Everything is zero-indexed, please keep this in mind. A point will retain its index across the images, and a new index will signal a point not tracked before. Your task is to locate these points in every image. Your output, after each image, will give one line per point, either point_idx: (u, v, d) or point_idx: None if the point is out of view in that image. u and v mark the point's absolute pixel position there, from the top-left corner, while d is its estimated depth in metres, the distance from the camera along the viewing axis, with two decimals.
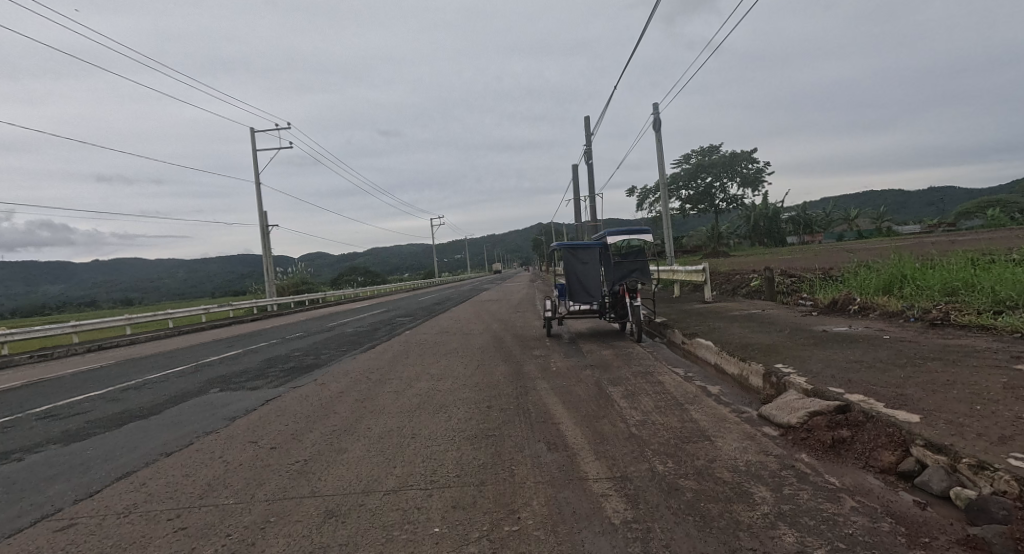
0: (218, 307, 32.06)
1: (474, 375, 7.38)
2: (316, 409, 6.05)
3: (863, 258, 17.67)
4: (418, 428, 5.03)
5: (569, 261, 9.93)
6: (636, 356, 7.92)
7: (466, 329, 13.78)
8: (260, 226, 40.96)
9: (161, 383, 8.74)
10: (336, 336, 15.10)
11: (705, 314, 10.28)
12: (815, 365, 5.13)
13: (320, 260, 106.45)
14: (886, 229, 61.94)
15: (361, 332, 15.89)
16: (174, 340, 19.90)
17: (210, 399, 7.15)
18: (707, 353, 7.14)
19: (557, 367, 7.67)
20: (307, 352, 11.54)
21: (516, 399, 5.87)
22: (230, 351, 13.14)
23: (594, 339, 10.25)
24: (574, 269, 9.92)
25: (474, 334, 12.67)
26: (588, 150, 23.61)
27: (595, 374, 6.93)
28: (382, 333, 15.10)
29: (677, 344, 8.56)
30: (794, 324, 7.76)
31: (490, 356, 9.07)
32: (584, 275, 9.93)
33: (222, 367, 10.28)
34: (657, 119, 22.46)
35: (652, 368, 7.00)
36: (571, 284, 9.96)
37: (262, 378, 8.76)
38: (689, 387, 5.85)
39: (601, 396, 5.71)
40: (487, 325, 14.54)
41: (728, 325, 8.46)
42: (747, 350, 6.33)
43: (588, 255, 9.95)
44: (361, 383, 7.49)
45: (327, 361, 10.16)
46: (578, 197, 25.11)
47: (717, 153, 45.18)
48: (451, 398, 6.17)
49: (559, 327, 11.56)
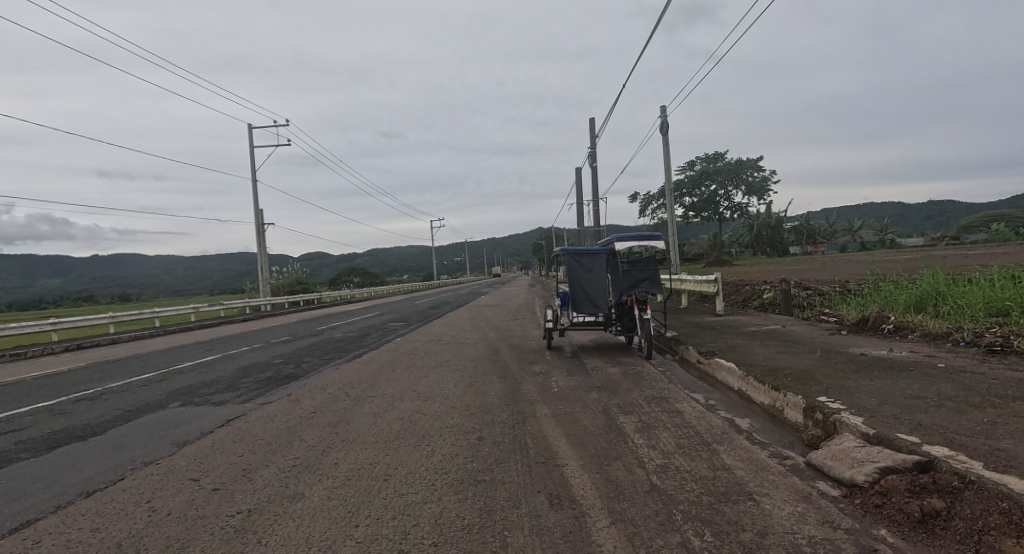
0: (209, 306, 31.17)
1: (465, 396, 6.55)
2: (280, 436, 5.22)
3: (879, 271, 16.88)
4: (395, 466, 4.19)
5: (573, 268, 9.11)
6: (646, 376, 7.10)
7: (461, 338, 12.96)
8: (255, 224, 40.12)
9: (120, 394, 7.91)
10: (323, 342, 14.25)
11: (719, 329, 9.46)
12: (868, 400, 4.31)
13: (318, 260, 105.67)
14: (890, 241, 61.20)
15: (350, 337, 15.06)
16: (156, 341, 18.99)
17: (166, 417, 6.33)
18: (729, 377, 6.31)
19: (559, 388, 6.85)
20: (288, 360, 10.73)
21: (512, 429, 5.04)
22: (208, 357, 12.29)
23: (598, 353, 9.44)
24: (578, 276, 9.11)
25: (470, 344, 11.85)
26: (593, 153, 22.90)
27: (602, 398, 6.10)
28: (372, 340, 14.27)
29: (691, 363, 7.75)
30: (824, 345, 6.94)
31: (484, 371, 8.25)
32: (589, 284, 9.12)
33: (194, 375, 9.45)
34: (664, 123, 21.70)
35: (668, 393, 6.16)
36: (575, 293, 9.15)
37: (232, 390, 7.94)
38: (714, 419, 5.01)
39: (611, 429, 4.88)
40: (483, 334, 13.71)
41: (748, 343, 7.65)
42: (777, 376, 5.52)
43: (593, 262, 9.14)
44: (338, 402, 6.67)
45: (308, 371, 9.34)
46: (581, 201, 24.34)
47: (722, 161, 44.52)
48: (437, 425, 5.35)
49: (560, 339, 10.75)
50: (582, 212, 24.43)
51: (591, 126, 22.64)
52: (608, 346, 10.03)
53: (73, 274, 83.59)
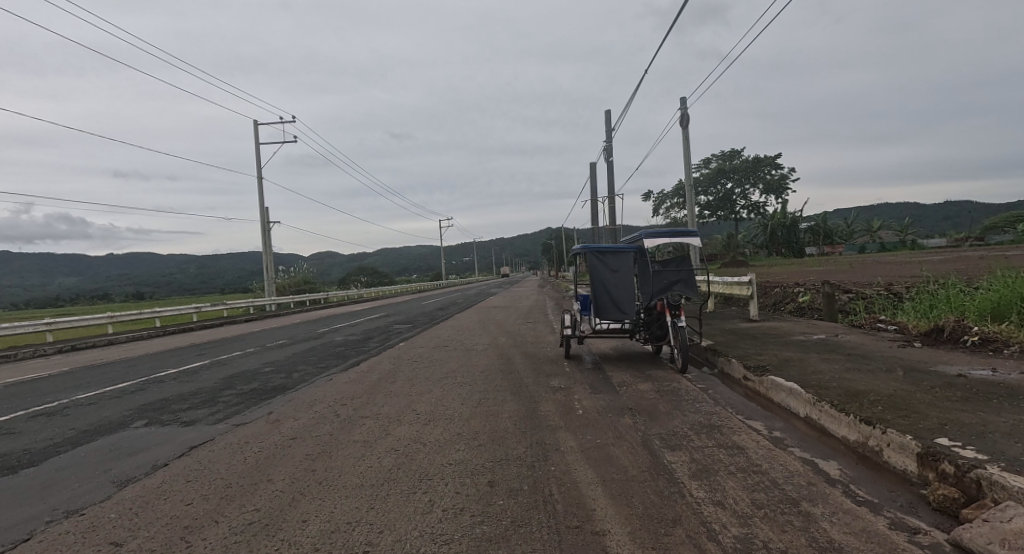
0: (212, 306, 30.47)
1: (474, 420, 5.51)
2: (243, 474, 4.22)
3: (921, 273, 15.56)
4: (379, 528, 3.17)
5: (596, 268, 8.07)
6: (686, 397, 6.02)
7: (469, 344, 11.95)
8: (261, 222, 39.46)
9: (83, 409, 6.99)
10: (322, 347, 13.29)
11: (762, 338, 8.32)
12: (1010, 445, 3.21)
13: (326, 260, 105.41)
14: (911, 241, 59.28)
15: (351, 342, 14.11)
16: (152, 343, 18.20)
17: (122, 442, 5.39)
18: (792, 401, 5.19)
19: (585, 410, 5.78)
20: (280, 369, 9.77)
21: (531, 472, 3.99)
22: (198, 362, 11.40)
23: (622, 365, 8.37)
24: (602, 277, 8.06)
25: (479, 352, 10.81)
26: (608, 148, 21.78)
27: (638, 426, 5.03)
28: (374, 344, 13.32)
29: (737, 380, 6.63)
30: (900, 361, 5.80)
31: (496, 386, 7.21)
32: (614, 286, 8.06)
33: (173, 386, 8.52)
34: (683, 115, 20.57)
35: (718, 420, 5.06)
36: (598, 297, 8.09)
37: (208, 405, 6.98)
38: (789, 460, 3.93)
39: (658, 474, 3.80)
40: (493, 340, 12.66)
41: (803, 357, 6.53)
42: (862, 403, 4.42)
43: (619, 260, 8.12)
44: (325, 424, 5.68)
45: (298, 382, 8.37)
46: (595, 199, 23.19)
47: (739, 158, 43.12)
48: (438, 462, 4.32)
49: (578, 347, 9.71)
50: (596, 210, 23.31)
51: (606, 118, 21.53)
52: (635, 356, 8.92)
53: (85, 273, 83.98)
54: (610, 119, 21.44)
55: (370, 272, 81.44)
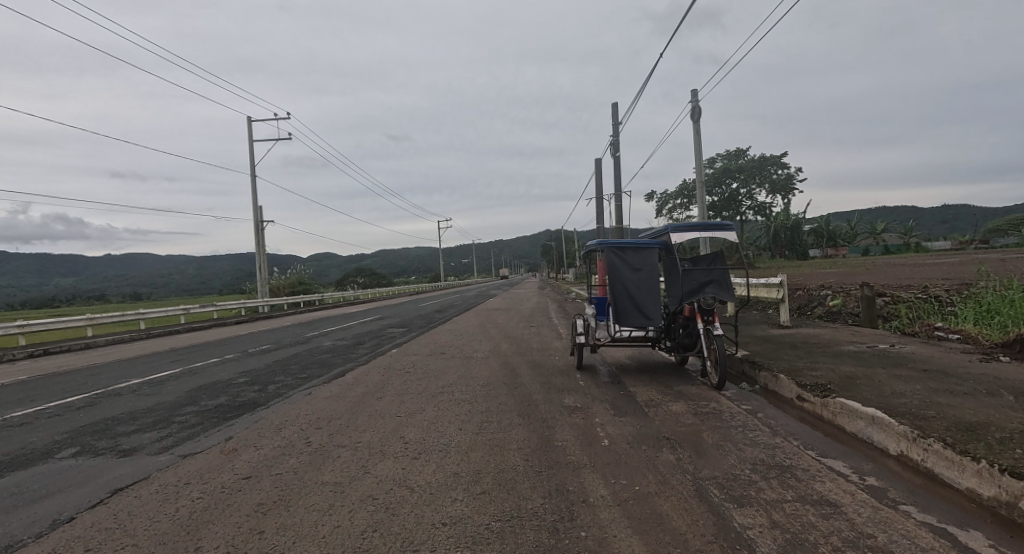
0: (200, 308, 29.31)
1: (475, 456, 4.41)
2: (165, 538, 3.13)
3: (952, 276, 14.51)
4: None
5: (615, 267, 7.08)
6: (733, 423, 4.95)
7: (469, 351, 10.87)
8: (255, 221, 38.33)
9: (9, 430, 5.88)
10: (308, 353, 12.18)
11: (805, 348, 7.25)
12: None
13: (323, 261, 104.18)
14: (916, 244, 58.37)
15: (341, 347, 13.02)
16: (130, 347, 17.07)
17: (31, 480, 4.27)
18: (877, 434, 4.11)
19: (612, 440, 4.69)
20: (256, 379, 8.68)
21: (554, 541, 2.90)
22: (168, 370, 10.31)
23: (644, 379, 7.30)
24: (622, 278, 7.04)
25: (480, 360, 9.74)
26: (615, 144, 20.74)
27: (683, 465, 3.95)
28: (364, 350, 12.22)
29: (789, 401, 5.56)
30: (998, 380, 4.74)
31: (502, 404, 6.13)
32: (635, 288, 7.03)
33: (129, 400, 7.41)
34: (694, 108, 19.55)
35: (786, 457, 3.97)
36: (618, 300, 7.04)
37: (159, 427, 5.88)
38: (911, 527, 2.84)
39: (732, 549, 2.71)
40: (495, 346, 11.58)
41: (869, 374, 5.45)
42: (987, 442, 3.35)
43: (639, 258, 7.13)
44: (292, 457, 4.60)
45: (273, 397, 7.27)
46: (601, 196, 22.09)
47: (745, 157, 42.16)
48: (427, 522, 3.22)
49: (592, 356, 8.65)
50: (602, 208, 22.25)
51: (613, 111, 20.46)
52: (657, 368, 7.84)
53: (79, 272, 82.79)
54: (617, 111, 20.40)
55: (368, 273, 80.41)
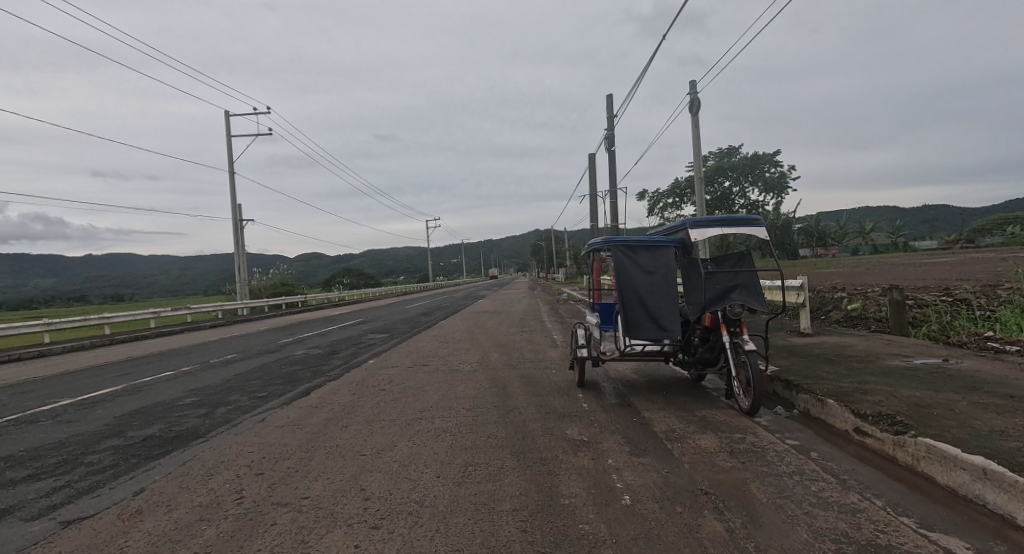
0: (171, 311, 27.67)
1: (457, 525, 3.28)
2: None
3: (967, 277, 13.75)
4: None
5: (624, 269, 6.06)
6: (785, 469, 3.90)
7: (455, 363, 9.77)
8: (232, 219, 36.69)
9: None
10: (276, 364, 10.94)
11: (843, 363, 6.24)
12: None
13: (308, 261, 102.07)
14: (904, 244, 58.40)
15: (313, 357, 11.79)
16: (83, 356, 15.55)
17: None
18: (993, 494, 3.07)
19: (635, 497, 3.60)
20: (206, 399, 7.46)
21: None
22: (109, 387, 8.98)
23: (658, 400, 6.27)
24: (633, 280, 6.01)
25: (467, 375, 8.60)
26: (610, 138, 19.75)
27: (740, 542, 2.88)
28: (339, 361, 11.02)
29: (846, 434, 4.52)
30: None
31: (493, 439, 5.01)
32: (648, 294, 5.99)
33: (43, 430, 6.13)
34: (692, 100, 18.67)
35: (880, 531, 2.91)
36: (628, 308, 5.98)
37: (59, 471, 4.65)
38: None
39: None
40: (484, 356, 10.45)
41: (943, 400, 4.44)
42: None
43: (652, 259, 6.12)
44: (211, 524, 3.43)
45: (218, 425, 6.08)
46: (594, 193, 21.05)
47: (737, 156, 41.50)
48: None
49: (594, 372, 7.60)
50: (595, 206, 21.21)
51: (607, 104, 19.46)
52: (671, 387, 6.78)
53: (54, 273, 79.94)
54: (612, 103, 19.43)
55: (354, 273, 78.68)
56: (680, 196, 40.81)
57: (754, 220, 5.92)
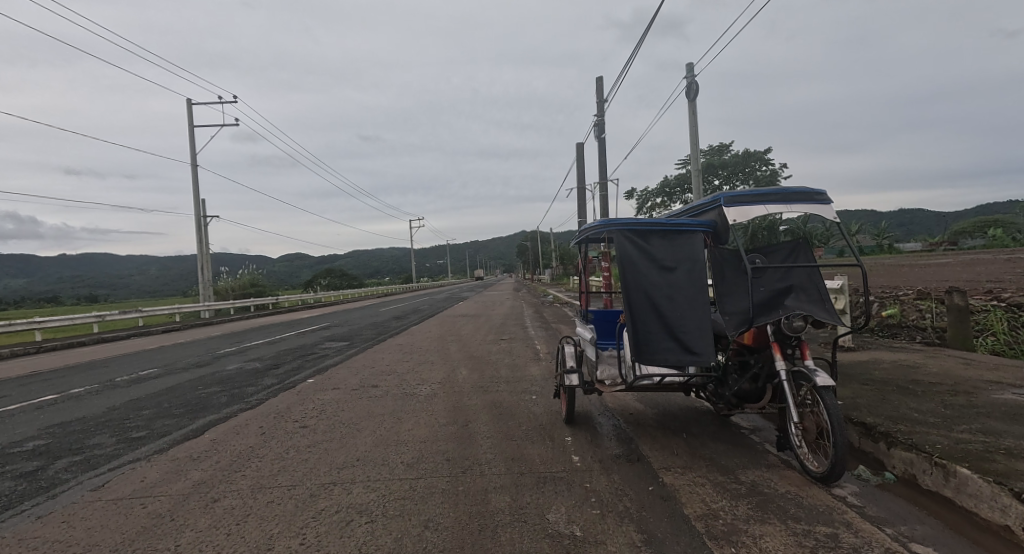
0: (121, 313, 25.13)
1: None
2: None
3: (1001, 279, 12.25)
4: None
5: (631, 264, 4.28)
6: None
7: (414, 383, 7.86)
8: (195, 214, 34.09)
9: None
10: (195, 382, 8.86)
11: (933, 396, 4.48)
12: None
13: (286, 262, 98.76)
14: (889, 246, 58.00)
15: (248, 373, 9.72)
16: None
17: None
18: None
19: None
20: (54, 443, 5.38)
21: None
22: None
23: (679, 448, 4.44)
24: (644, 280, 4.23)
25: (423, 402, 6.66)
26: (601, 125, 18.01)
27: None
28: (274, 378, 9.00)
29: (1008, 535, 2.72)
30: None
31: (430, 539, 3.08)
32: (666, 300, 4.19)
33: None
34: (689, 85, 17.06)
35: None
36: (638, 320, 4.17)
37: None
38: None
39: None
40: (451, 374, 8.52)
41: None
42: None
43: (671, 250, 4.33)
44: None
45: (30, 494, 4.04)
46: (582, 187, 19.27)
47: (728, 154, 40.22)
48: None
49: (589, 406, 5.79)
50: (583, 201, 19.46)
51: (597, 88, 17.70)
52: (692, 429, 4.94)
53: (16, 272, 75.82)
54: (602, 87, 17.73)
55: (334, 273, 76.09)
56: (670, 195, 39.35)
57: (814, 194, 4.14)
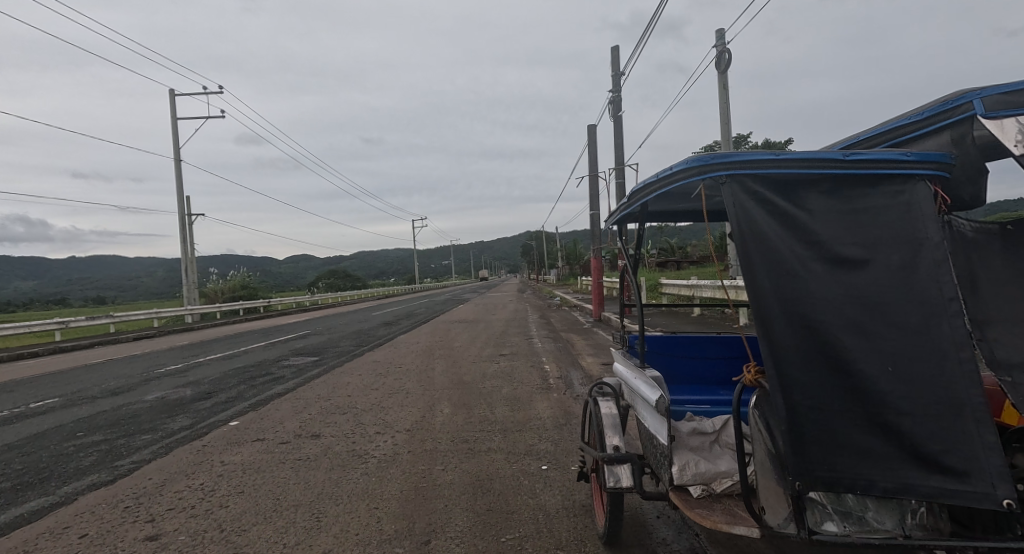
0: (89, 319, 22.88)
1: None
2: None
3: None
4: None
5: (764, 252, 1.91)
6: None
7: (371, 431, 5.52)
8: (177, 212, 31.79)
9: None
10: (82, 424, 6.51)
11: None
12: None
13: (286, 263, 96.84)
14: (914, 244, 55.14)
15: (164, 406, 7.35)
16: None
17: None
18: None
19: None
20: None
21: None
22: None
23: None
24: (792, 287, 1.87)
25: (371, 474, 4.31)
26: (618, 102, 15.66)
27: None
28: (191, 418, 6.65)
29: None
30: None
31: None
32: (851, 334, 1.80)
33: None
34: (720, 54, 14.68)
35: None
36: (792, 382, 1.80)
37: None
38: None
39: None
40: (427, 413, 6.18)
41: None
42: None
43: (851, 219, 1.92)
44: None
45: None
46: (596, 175, 16.91)
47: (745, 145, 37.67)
48: None
49: (637, 510, 3.39)
50: (596, 192, 17.09)
51: (613, 59, 15.30)
52: None
53: (13, 274, 74.31)
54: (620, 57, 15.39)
55: (335, 274, 73.91)
56: None
57: None
